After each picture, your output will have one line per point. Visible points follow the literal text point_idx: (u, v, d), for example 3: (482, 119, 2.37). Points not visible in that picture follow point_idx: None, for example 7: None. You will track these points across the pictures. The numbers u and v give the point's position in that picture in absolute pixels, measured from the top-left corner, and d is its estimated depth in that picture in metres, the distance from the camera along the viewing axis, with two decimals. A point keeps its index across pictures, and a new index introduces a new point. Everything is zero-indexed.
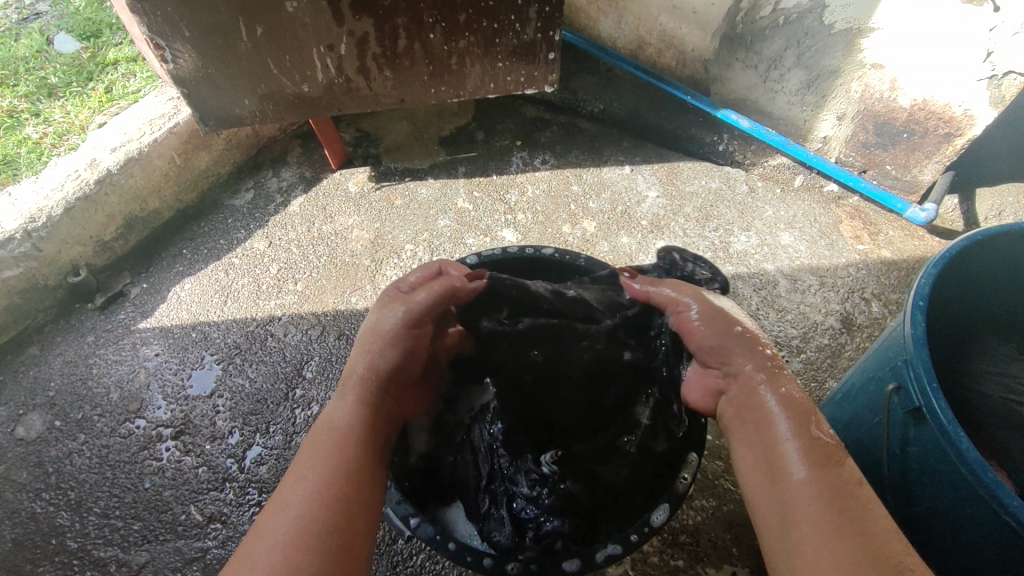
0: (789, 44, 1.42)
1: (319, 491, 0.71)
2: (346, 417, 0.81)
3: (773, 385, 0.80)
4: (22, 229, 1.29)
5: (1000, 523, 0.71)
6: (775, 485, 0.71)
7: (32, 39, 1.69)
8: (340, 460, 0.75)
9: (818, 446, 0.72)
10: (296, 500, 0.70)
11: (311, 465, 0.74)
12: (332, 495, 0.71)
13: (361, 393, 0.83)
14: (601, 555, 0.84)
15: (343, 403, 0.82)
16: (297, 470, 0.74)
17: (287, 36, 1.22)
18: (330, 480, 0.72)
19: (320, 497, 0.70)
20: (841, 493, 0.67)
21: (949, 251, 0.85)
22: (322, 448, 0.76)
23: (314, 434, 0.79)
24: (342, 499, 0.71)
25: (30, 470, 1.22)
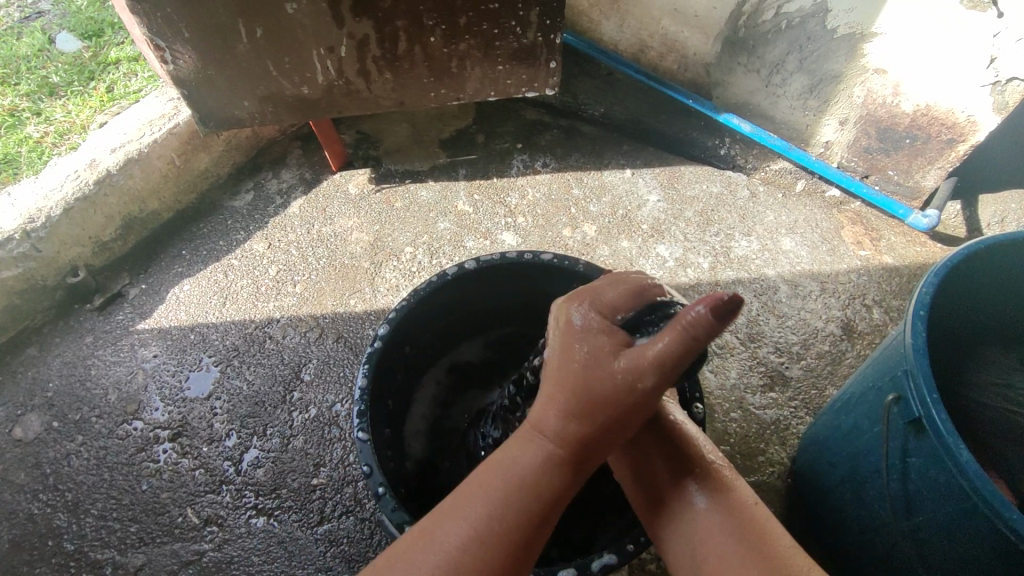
0: (792, 49, 1.41)
1: (473, 529, 0.60)
2: (547, 483, 0.64)
3: (662, 408, 0.80)
4: (21, 229, 1.29)
5: (1001, 537, 0.70)
6: (676, 519, 0.72)
7: (34, 37, 1.68)
8: (518, 508, 0.62)
9: (705, 472, 0.73)
10: (430, 561, 0.59)
11: (450, 522, 0.61)
12: (495, 550, 0.60)
13: (563, 457, 0.64)
14: (597, 564, 0.79)
15: (533, 447, 0.65)
16: (427, 531, 0.61)
17: (286, 37, 1.21)
18: (503, 529, 0.61)
19: (479, 539, 0.60)
20: (745, 517, 0.68)
21: (950, 260, 0.85)
22: (491, 490, 0.63)
23: (472, 481, 0.64)
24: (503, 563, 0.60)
25: (28, 471, 1.22)
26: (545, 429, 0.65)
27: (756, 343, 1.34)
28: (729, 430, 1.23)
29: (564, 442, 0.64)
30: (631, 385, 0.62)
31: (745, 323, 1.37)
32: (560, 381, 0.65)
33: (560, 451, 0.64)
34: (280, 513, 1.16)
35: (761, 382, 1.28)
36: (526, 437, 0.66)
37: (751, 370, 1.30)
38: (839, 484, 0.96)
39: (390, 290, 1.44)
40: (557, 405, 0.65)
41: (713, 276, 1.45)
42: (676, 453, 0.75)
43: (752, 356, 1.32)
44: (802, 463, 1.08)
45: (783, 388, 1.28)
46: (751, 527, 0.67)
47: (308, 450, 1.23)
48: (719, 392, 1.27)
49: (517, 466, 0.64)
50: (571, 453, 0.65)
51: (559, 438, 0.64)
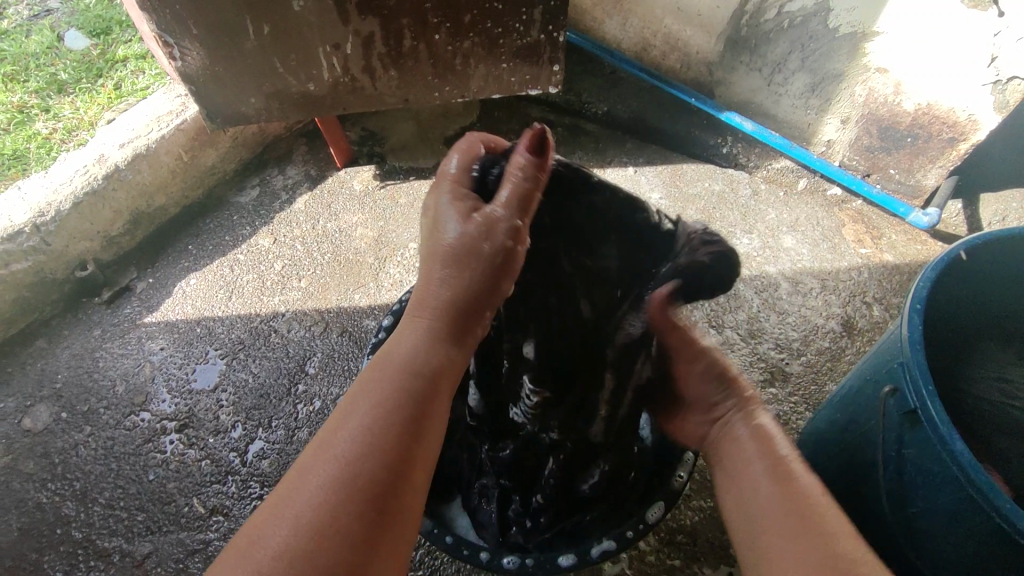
0: (794, 48, 1.42)
1: (364, 441, 0.52)
2: (431, 359, 0.60)
3: (747, 415, 0.74)
4: (31, 222, 1.31)
5: (993, 526, 0.72)
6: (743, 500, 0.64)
7: (43, 35, 1.71)
8: (386, 424, 0.54)
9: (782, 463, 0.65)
10: (331, 449, 0.52)
11: (353, 414, 0.54)
12: (391, 442, 0.53)
13: (443, 317, 0.62)
14: (596, 551, 0.82)
15: (417, 324, 0.62)
16: (323, 441, 0.53)
17: (294, 34, 1.23)
18: (372, 435, 0.52)
19: (369, 439, 0.52)
20: (799, 501, 0.60)
21: (948, 254, 0.86)
22: (379, 389, 0.56)
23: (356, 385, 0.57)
24: (391, 446, 0.52)
25: (37, 461, 1.24)
26: (428, 302, 0.63)
27: (756, 340, 1.35)
28: None
29: (451, 314, 0.63)
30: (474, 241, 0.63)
31: (746, 319, 1.38)
32: (423, 301, 0.63)
33: (440, 336, 0.62)
34: None
35: (761, 378, 1.29)
36: (409, 319, 0.63)
37: (752, 366, 1.31)
38: (837, 476, 0.97)
39: (394, 285, 1.46)
40: (461, 280, 0.63)
41: None
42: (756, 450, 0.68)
43: (752, 352, 1.33)
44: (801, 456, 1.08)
45: (783, 383, 1.29)
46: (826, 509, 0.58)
47: None
48: None
49: (403, 357, 0.59)
50: (452, 326, 0.63)
51: (435, 309, 0.62)
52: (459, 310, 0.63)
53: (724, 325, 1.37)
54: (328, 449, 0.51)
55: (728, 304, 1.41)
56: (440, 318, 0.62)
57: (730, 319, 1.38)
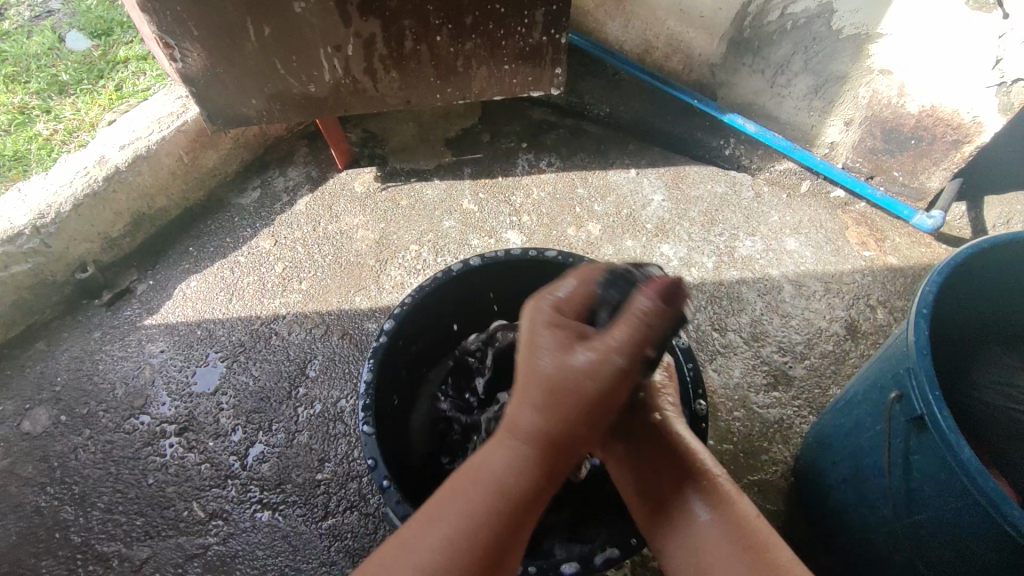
0: (797, 50, 1.42)
1: (502, 494, 0.60)
2: (530, 479, 0.61)
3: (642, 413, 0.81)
4: (31, 224, 1.31)
5: (1003, 534, 0.71)
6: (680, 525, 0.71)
7: (44, 37, 1.70)
8: (531, 476, 0.62)
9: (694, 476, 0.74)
10: (447, 514, 0.59)
11: (488, 473, 0.61)
12: (513, 513, 0.60)
13: (542, 446, 0.61)
14: (600, 558, 0.81)
15: (511, 444, 0.62)
16: (433, 510, 0.60)
17: (296, 36, 1.22)
18: (528, 480, 0.62)
19: (502, 499, 0.60)
20: (738, 526, 0.68)
21: (954, 259, 0.85)
22: (511, 462, 0.63)
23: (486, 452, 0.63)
24: (532, 492, 0.61)
25: (36, 464, 1.23)
26: (522, 427, 0.62)
27: (759, 343, 1.34)
28: (733, 429, 1.23)
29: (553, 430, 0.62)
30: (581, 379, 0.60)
31: (749, 322, 1.37)
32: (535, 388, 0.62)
33: (530, 454, 0.62)
34: (285, 507, 1.17)
35: (765, 382, 1.28)
36: (505, 440, 0.63)
37: (755, 369, 1.30)
38: (842, 481, 0.96)
39: (396, 288, 1.45)
40: (544, 409, 0.61)
41: (717, 276, 1.45)
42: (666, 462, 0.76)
43: (756, 355, 1.33)
44: (805, 462, 1.08)
45: (786, 387, 1.28)
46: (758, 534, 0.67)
47: (313, 446, 1.23)
48: (723, 390, 1.27)
49: (500, 471, 0.61)
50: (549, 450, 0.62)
51: (531, 438, 0.62)
52: (558, 440, 0.62)
53: (727, 328, 1.36)
54: (479, 475, 0.62)
55: (731, 306, 1.40)
56: (537, 448, 0.62)
57: (733, 322, 1.37)
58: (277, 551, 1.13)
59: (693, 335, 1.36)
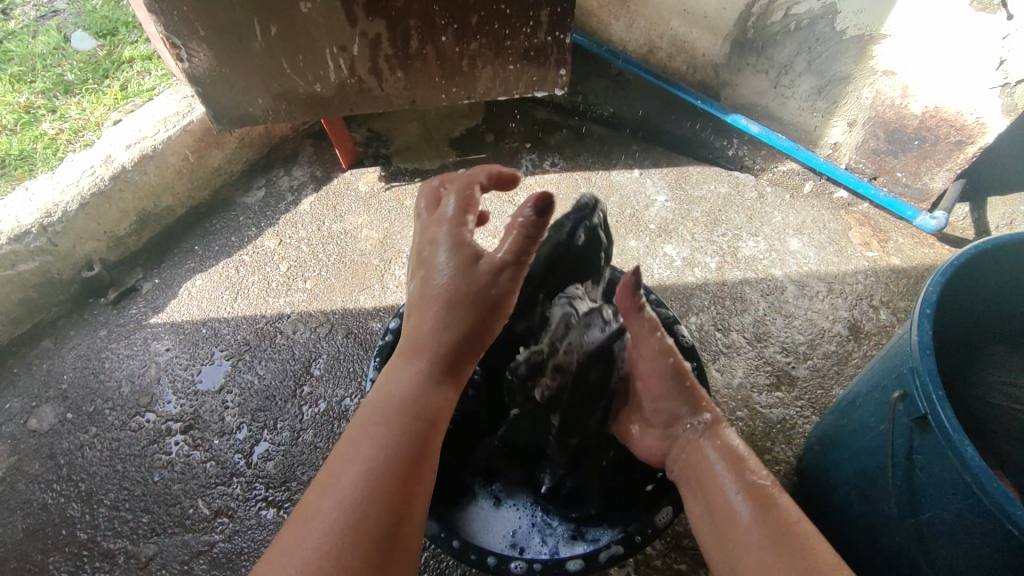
0: (800, 50, 1.42)
1: (383, 457, 0.64)
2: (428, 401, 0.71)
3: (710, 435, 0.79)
4: (38, 223, 1.31)
5: (1006, 534, 0.71)
6: (723, 536, 0.69)
7: (50, 36, 1.71)
8: (405, 430, 0.67)
9: (756, 488, 0.70)
10: (328, 503, 0.60)
11: (362, 448, 0.64)
12: (390, 482, 0.62)
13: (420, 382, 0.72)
14: (605, 556, 0.82)
15: (407, 366, 0.73)
16: (324, 483, 0.62)
17: (302, 36, 1.23)
18: (401, 427, 0.67)
19: (382, 459, 0.64)
20: (781, 529, 0.65)
21: (958, 259, 0.85)
22: (379, 425, 0.67)
23: (361, 416, 0.69)
24: (415, 434, 0.67)
25: (42, 461, 1.24)
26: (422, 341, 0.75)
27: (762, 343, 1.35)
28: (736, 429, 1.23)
29: (439, 355, 0.74)
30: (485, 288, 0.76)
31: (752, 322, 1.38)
32: (420, 327, 0.76)
33: (431, 372, 0.73)
34: (290, 505, 1.18)
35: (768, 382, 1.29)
36: (401, 364, 0.74)
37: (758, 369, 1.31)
38: (846, 481, 0.97)
39: (400, 287, 1.46)
40: (438, 325, 0.75)
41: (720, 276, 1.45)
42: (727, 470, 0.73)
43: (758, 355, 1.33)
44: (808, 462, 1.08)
45: (789, 387, 1.28)
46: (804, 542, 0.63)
47: (318, 444, 1.24)
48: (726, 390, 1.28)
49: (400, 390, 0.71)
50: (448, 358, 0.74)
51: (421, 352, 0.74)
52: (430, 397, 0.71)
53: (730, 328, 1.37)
54: (358, 458, 0.64)
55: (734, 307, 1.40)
56: (431, 360, 0.74)
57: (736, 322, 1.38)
58: None
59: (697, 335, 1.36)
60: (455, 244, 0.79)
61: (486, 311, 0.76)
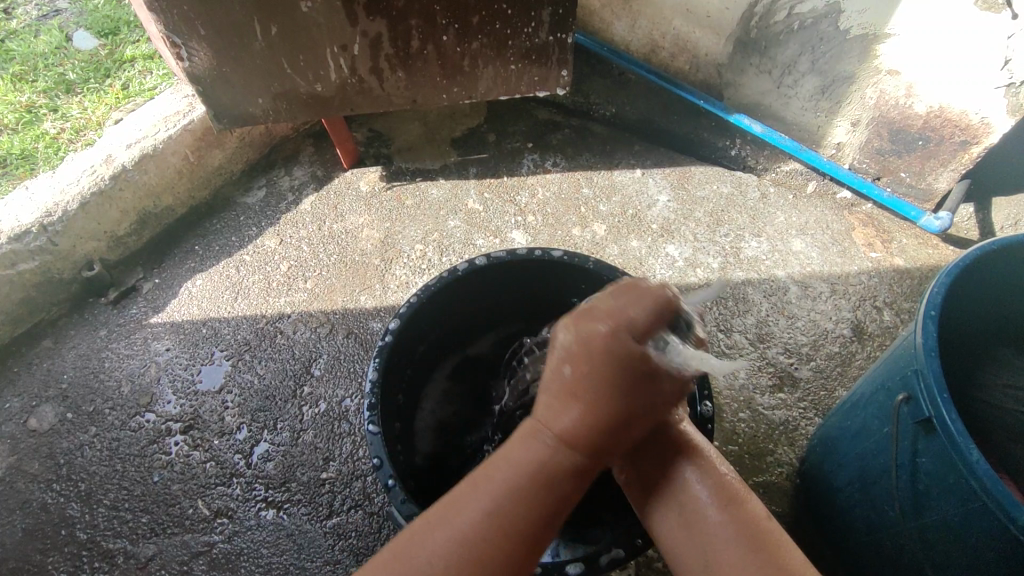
0: (804, 50, 1.41)
1: (485, 528, 0.58)
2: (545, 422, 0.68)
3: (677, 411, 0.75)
4: (38, 222, 1.31)
5: (1012, 539, 0.70)
6: (691, 526, 0.65)
7: (52, 35, 1.71)
8: (535, 511, 0.59)
9: (725, 482, 0.66)
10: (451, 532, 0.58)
11: (465, 518, 0.58)
12: (505, 517, 0.59)
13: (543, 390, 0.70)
14: (606, 559, 0.81)
15: (546, 438, 0.61)
16: (406, 552, 0.58)
17: (303, 35, 1.23)
18: (521, 492, 0.59)
19: (494, 541, 0.57)
20: (753, 530, 0.62)
21: (963, 260, 0.84)
22: (515, 486, 0.59)
23: (479, 475, 0.61)
24: (541, 461, 0.63)
25: (42, 461, 1.24)
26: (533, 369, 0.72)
27: (765, 344, 1.34)
28: (738, 430, 1.23)
29: (597, 426, 0.59)
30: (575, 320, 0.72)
31: (755, 323, 1.37)
32: (564, 398, 0.61)
33: (574, 455, 0.60)
34: (290, 506, 1.17)
35: (770, 383, 1.28)
36: (533, 432, 0.61)
37: (760, 371, 1.30)
38: (849, 483, 0.96)
39: (401, 287, 1.45)
40: (585, 405, 0.60)
41: (723, 276, 1.45)
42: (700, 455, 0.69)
43: (761, 356, 1.32)
44: (810, 464, 1.07)
45: (792, 389, 1.27)
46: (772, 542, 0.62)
47: (318, 445, 1.24)
48: (728, 391, 1.27)
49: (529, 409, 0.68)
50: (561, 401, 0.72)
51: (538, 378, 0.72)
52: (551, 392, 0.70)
53: (732, 329, 1.36)
54: (482, 478, 0.61)
55: (736, 308, 1.39)
56: (594, 436, 0.60)
57: (738, 323, 1.37)
58: (281, 549, 1.13)
59: None
60: (626, 306, 0.60)
61: (639, 374, 0.59)
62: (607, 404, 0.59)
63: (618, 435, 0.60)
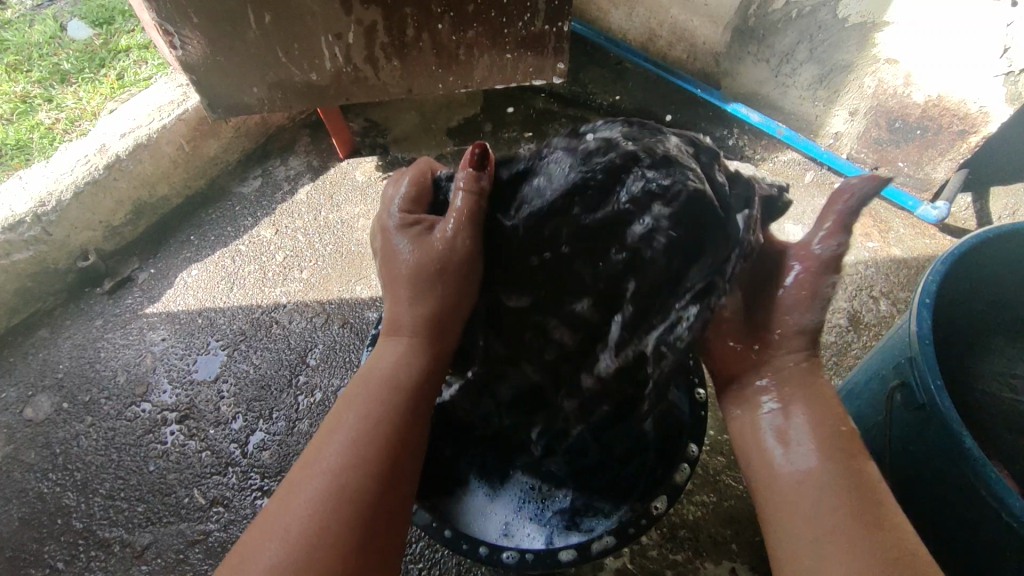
0: (802, 38, 1.40)
1: (356, 441, 0.68)
2: (409, 370, 0.75)
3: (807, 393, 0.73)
4: (32, 212, 1.30)
5: (1005, 527, 0.70)
6: (803, 514, 0.64)
7: (46, 25, 1.70)
8: (393, 399, 0.73)
9: (858, 477, 0.65)
10: (321, 466, 0.66)
11: (352, 412, 0.71)
12: (372, 455, 0.67)
13: (421, 335, 0.78)
14: (596, 547, 0.84)
15: (396, 341, 0.78)
16: (288, 489, 0.64)
17: (296, 24, 1.22)
18: (378, 415, 0.71)
19: (371, 435, 0.69)
20: (874, 522, 0.61)
21: (958, 248, 0.84)
22: (366, 397, 0.72)
23: (343, 401, 0.73)
24: (397, 410, 0.72)
25: (38, 451, 1.24)
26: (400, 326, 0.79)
27: None
28: None
29: (421, 313, 0.78)
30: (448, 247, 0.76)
31: None
32: (399, 323, 0.79)
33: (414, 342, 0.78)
34: None
35: None
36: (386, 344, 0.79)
37: None
38: None
39: None
40: (422, 299, 0.78)
41: None
42: (822, 449, 0.68)
43: None
44: None
45: None
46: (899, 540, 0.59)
47: (313, 434, 1.24)
48: None
49: (385, 366, 0.76)
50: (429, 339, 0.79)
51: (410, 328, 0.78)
52: (436, 323, 0.78)
53: None
54: (349, 421, 0.70)
55: None
56: (416, 333, 0.78)
57: None
58: None
59: None
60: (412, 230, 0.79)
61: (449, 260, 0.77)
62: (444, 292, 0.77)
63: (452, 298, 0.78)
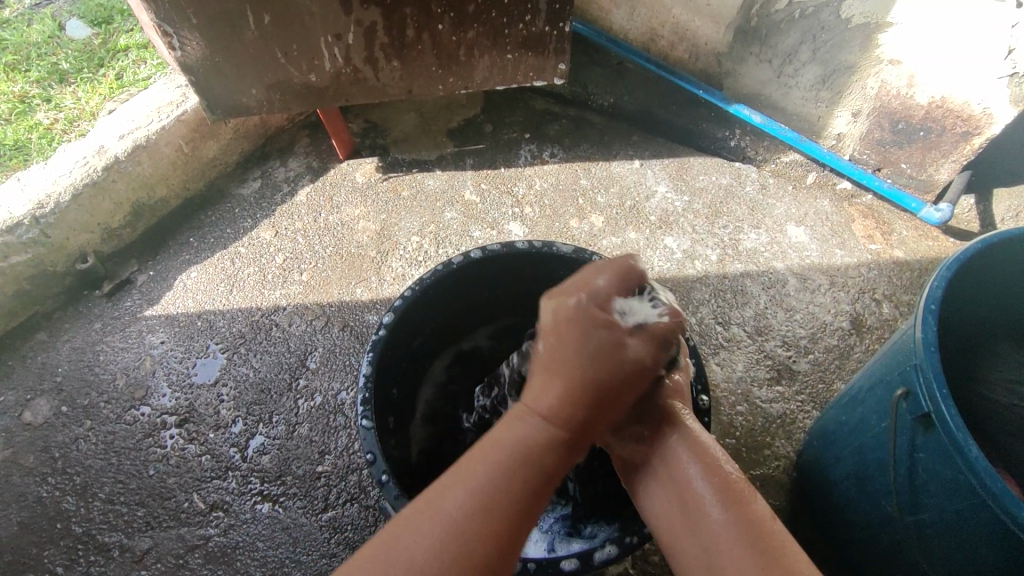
0: (805, 39, 1.39)
1: (480, 497, 0.59)
2: (550, 459, 0.62)
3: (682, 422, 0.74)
4: (31, 215, 1.30)
5: (1010, 536, 0.70)
6: (693, 524, 0.66)
7: (44, 24, 1.69)
8: (521, 489, 0.60)
9: (725, 482, 0.67)
10: (425, 530, 0.57)
11: (469, 477, 0.60)
12: (471, 550, 0.57)
13: (558, 427, 0.63)
14: (599, 556, 0.80)
15: (532, 420, 0.63)
16: (403, 525, 0.58)
17: (296, 25, 1.21)
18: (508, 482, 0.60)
19: (480, 512, 0.58)
20: (753, 529, 0.62)
21: (963, 254, 0.83)
22: (506, 453, 0.61)
23: (470, 455, 0.62)
24: (520, 503, 0.60)
25: (37, 454, 1.23)
26: (541, 405, 0.63)
27: (763, 337, 1.33)
28: (735, 423, 1.22)
29: (575, 397, 0.62)
30: (620, 342, 0.63)
31: (753, 316, 1.36)
32: (501, 428, 0.64)
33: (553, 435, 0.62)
34: (285, 499, 1.17)
35: (768, 375, 1.27)
36: (520, 417, 0.64)
37: (758, 363, 1.29)
38: (845, 477, 0.96)
39: (397, 280, 1.44)
40: (553, 388, 0.63)
41: (721, 268, 1.44)
42: (691, 459, 0.70)
43: (759, 349, 1.31)
44: (808, 458, 1.07)
45: (790, 381, 1.27)
46: (769, 539, 0.62)
47: (313, 438, 1.23)
48: (726, 384, 1.27)
49: (516, 443, 0.62)
50: (574, 434, 0.63)
51: (552, 415, 0.63)
52: (574, 422, 0.63)
53: (730, 321, 1.35)
54: (469, 484, 0.60)
55: (734, 300, 1.38)
56: (563, 425, 0.63)
57: (736, 316, 1.36)
58: (277, 542, 1.13)
59: (697, 329, 1.34)
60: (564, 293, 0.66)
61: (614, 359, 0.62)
62: (593, 388, 0.62)
63: (604, 403, 0.63)
